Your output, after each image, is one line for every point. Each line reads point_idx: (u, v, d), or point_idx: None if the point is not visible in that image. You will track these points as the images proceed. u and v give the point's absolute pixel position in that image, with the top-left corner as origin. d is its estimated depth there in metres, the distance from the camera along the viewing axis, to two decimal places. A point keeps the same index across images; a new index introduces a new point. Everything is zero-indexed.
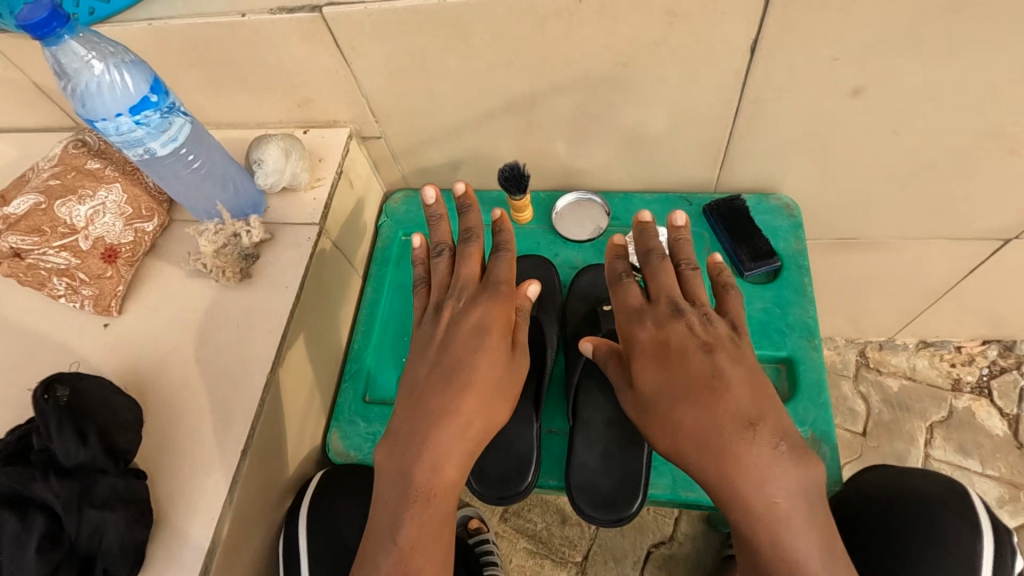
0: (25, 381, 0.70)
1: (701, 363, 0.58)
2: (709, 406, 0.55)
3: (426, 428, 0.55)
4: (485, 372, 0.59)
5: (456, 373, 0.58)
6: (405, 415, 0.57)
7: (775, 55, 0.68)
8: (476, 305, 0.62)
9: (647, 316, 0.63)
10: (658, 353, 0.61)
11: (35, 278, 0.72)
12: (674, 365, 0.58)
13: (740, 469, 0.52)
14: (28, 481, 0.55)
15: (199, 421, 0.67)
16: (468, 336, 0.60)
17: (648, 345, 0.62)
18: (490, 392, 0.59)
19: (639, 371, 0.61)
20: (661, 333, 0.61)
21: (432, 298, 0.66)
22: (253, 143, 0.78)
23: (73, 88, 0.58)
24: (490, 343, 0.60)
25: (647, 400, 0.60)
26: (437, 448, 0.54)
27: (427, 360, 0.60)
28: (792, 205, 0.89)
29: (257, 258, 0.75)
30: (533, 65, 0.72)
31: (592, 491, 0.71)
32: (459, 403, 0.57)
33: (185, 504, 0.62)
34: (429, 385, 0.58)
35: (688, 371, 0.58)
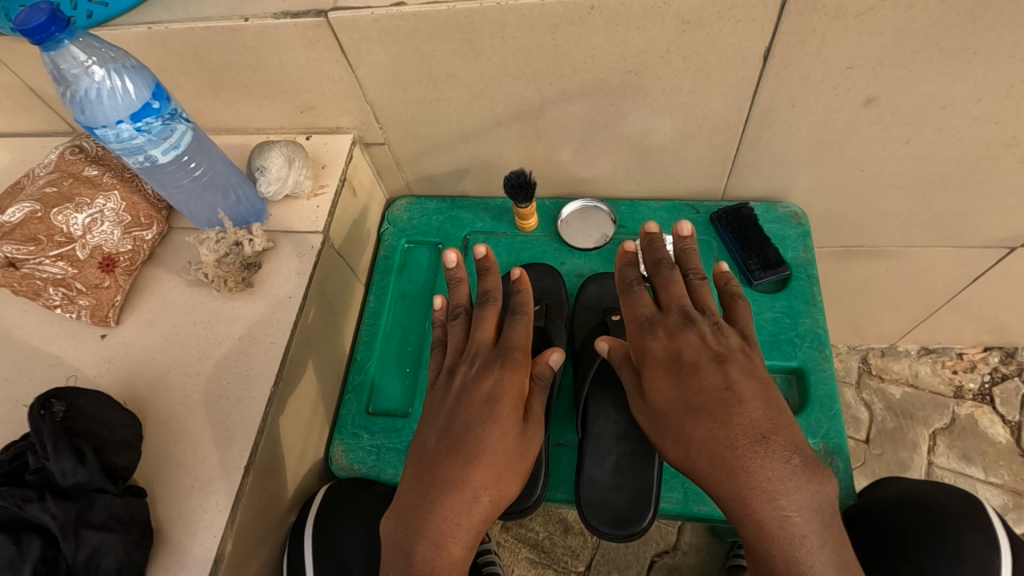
0: (18, 396, 0.68)
1: (713, 376, 0.56)
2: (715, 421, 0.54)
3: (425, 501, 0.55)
4: (496, 443, 0.58)
5: (462, 444, 0.58)
6: (412, 488, 0.56)
7: (787, 63, 0.67)
8: (488, 372, 0.63)
9: (659, 327, 0.63)
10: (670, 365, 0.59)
11: (30, 287, 0.69)
12: (686, 377, 0.57)
13: (754, 485, 0.50)
14: (22, 503, 0.53)
15: (200, 437, 0.65)
16: (480, 404, 0.60)
17: (660, 356, 0.60)
18: (501, 466, 0.58)
19: (651, 383, 0.59)
20: (673, 344, 0.60)
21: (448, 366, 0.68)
22: (254, 149, 0.76)
23: (73, 95, 0.56)
24: (500, 412, 0.60)
25: (658, 412, 0.58)
26: (441, 523, 0.53)
27: (436, 429, 0.60)
28: (800, 213, 0.88)
29: (261, 267, 0.73)
30: (543, 72, 0.71)
31: (603, 508, 0.69)
32: (466, 473, 0.56)
33: (183, 525, 0.60)
34: (435, 456, 0.58)
35: (700, 384, 0.56)
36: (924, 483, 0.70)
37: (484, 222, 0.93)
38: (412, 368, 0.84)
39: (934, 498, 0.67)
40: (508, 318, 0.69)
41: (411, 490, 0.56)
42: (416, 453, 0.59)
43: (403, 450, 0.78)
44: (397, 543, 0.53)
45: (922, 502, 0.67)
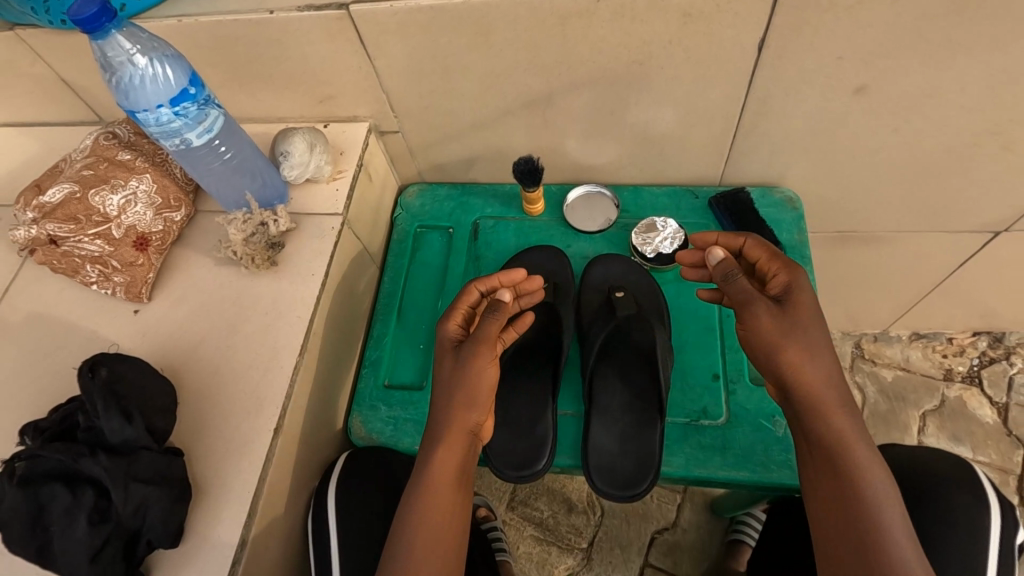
0: (59, 367, 0.72)
1: (819, 315, 0.63)
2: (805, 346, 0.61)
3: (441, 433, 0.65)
4: (443, 369, 0.68)
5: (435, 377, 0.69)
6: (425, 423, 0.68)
7: (781, 54, 0.71)
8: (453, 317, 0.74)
9: (781, 264, 0.66)
10: (792, 295, 0.64)
11: (68, 265, 0.74)
12: (806, 307, 0.63)
13: (834, 401, 0.61)
14: (77, 457, 0.57)
15: (231, 403, 0.69)
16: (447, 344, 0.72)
17: (807, 292, 0.64)
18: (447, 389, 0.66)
19: (800, 310, 0.62)
20: (795, 280, 0.64)
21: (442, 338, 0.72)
22: (277, 136, 0.80)
23: (118, 81, 0.60)
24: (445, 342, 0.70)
25: (795, 326, 0.62)
26: (427, 445, 0.66)
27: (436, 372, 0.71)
28: (794, 198, 0.92)
29: (284, 247, 0.78)
30: (552, 63, 0.76)
31: (610, 472, 0.74)
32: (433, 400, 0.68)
33: (219, 483, 0.64)
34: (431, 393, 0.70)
35: (816, 315, 0.62)
36: (934, 460, 0.72)
37: (493, 208, 0.98)
38: (425, 344, 0.88)
39: (935, 479, 0.70)
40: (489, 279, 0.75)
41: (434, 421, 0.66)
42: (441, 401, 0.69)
43: (419, 421, 0.82)
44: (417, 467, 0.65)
45: (919, 484, 0.70)
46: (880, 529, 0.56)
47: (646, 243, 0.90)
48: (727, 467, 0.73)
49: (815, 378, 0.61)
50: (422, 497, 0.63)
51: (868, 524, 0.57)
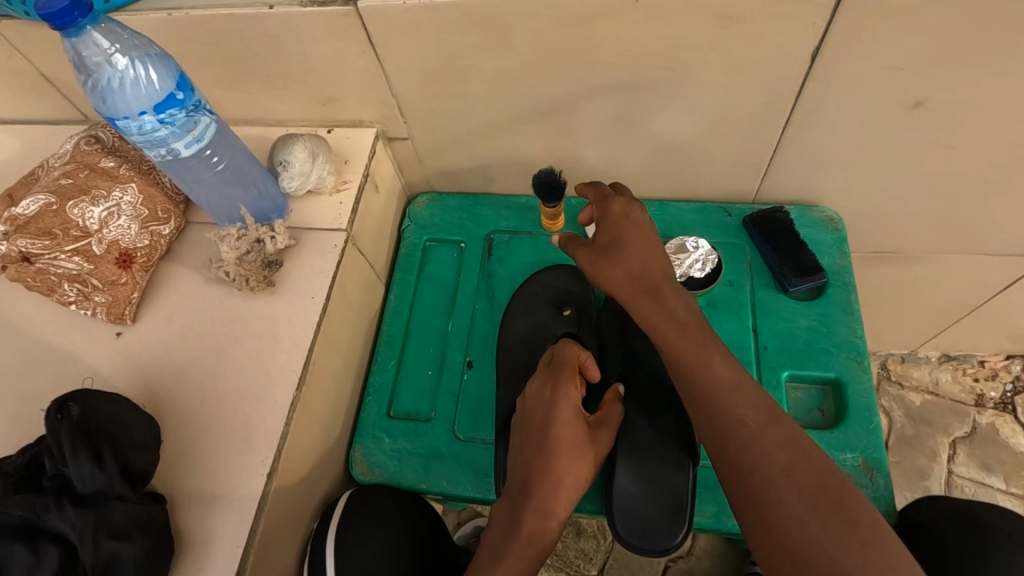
0: (31, 394, 0.66)
1: (637, 233, 0.68)
2: (616, 259, 0.67)
3: (558, 498, 0.63)
4: (565, 439, 0.65)
5: (544, 445, 0.65)
6: (517, 483, 0.65)
7: (836, 62, 0.64)
8: (548, 386, 0.68)
9: (614, 196, 0.70)
10: (614, 221, 0.69)
11: (43, 283, 0.67)
12: (620, 227, 0.68)
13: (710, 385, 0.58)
14: (40, 511, 0.50)
15: (219, 441, 0.62)
16: (543, 409, 0.66)
17: (615, 214, 0.69)
18: (574, 461, 0.64)
19: (612, 233, 0.68)
20: (625, 208, 0.69)
21: (544, 402, 0.67)
22: (276, 143, 0.73)
23: (94, 83, 0.53)
24: (563, 413, 0.66)
25: (608, 246, 0.68)
26: (534, 519, 0.62)
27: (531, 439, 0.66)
28: (835, 217, 0.85)
29: (282, 265, 0.71)
30: (577, 67, 0.69)
31: (632, 518, 0.67)
32: (550, 471, 0.63)
33: (204, 532, 0.58)
34: (524, 458, 0.65)
35: (627, 235, 0.68)
36: (987, 518, 0.65)
37: (507, 221, 0.90)
38: (434, 370, 0.82)
39: (985, 533, 0.63)
40: (561, 344, 0.72)
41: (546, 485, 0.63)
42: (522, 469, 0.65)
43: (426, 456, 0.76)
44: (527, 526, 0.62)
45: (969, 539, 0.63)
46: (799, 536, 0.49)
47: (677, 264, 0.81)
48: None
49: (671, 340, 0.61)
50: (529, 559, 0.61)
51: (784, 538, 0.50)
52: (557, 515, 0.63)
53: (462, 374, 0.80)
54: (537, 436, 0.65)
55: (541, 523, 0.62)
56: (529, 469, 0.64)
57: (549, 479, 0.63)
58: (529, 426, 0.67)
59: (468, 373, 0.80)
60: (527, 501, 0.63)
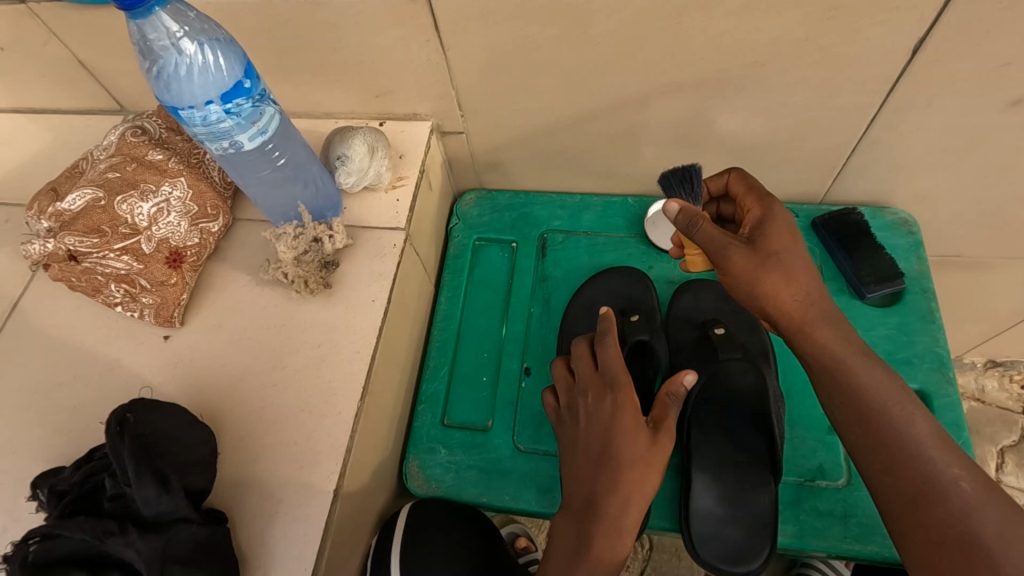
0: (77, 403, 0.62)
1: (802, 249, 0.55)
2: (788, 277, 0.53)
3: (625, 517, 0.54)
4: (631, 456, 0.55)
5: (606, 463, 0.56)
6: (577, 500, 0.57)
7: (939, 57, 0.60)
8: (601, 397, 0.58)
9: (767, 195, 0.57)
10: (784, 228, 0.55)
11: (89, 283, 0.63)
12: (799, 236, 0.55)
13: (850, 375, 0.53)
14: (103, 537, 0.46)
15: (281, 456, 0.58)
16: (598, 423, 0.58)
17: (782, 220, 0.56)
18: (644, 479, 0.55)
19: (780, 239, 0.54)
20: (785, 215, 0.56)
21: (599, 412, 0.58)
22: (332, 137, 0.69)
23: (158, 70, 0.49)
24: (623, 426, 0.56)
25: (779, 256, 0.54)
26: (602, 547, 0.54)
27: (586, 454, 0.57)
28: (910, 220, 0.81)
29: (338, 267, 0.67)
30: (656, 60, 0.65)
31: (716, 541, 0.63)
32: (615, 494, 0.55)
33: (269, 555, 0.54)
34: (582, 477, 0.57)
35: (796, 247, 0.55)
36: None
37: (563, 221, 0.86)
38: (489, 377, 0.78)
39: None
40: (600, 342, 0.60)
41: (612, 503, 0.54)
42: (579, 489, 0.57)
43: (486, 469, 0.72)
44: (598, 549, 0.54)
45: None
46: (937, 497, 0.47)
47: None
48: (852, 539, 0.64)
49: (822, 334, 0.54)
50: None
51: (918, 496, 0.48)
52: (628, 532, 0.55)
53: (520, 382, 0.76)
54: (592, 448, 0.57)
55: (612, 544, 0.54)
56: (591, 487, 0.56)
57: (615, 498, 0.55)
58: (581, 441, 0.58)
59: (527, 381, 0.76)
60: (593, 524, 0.54)
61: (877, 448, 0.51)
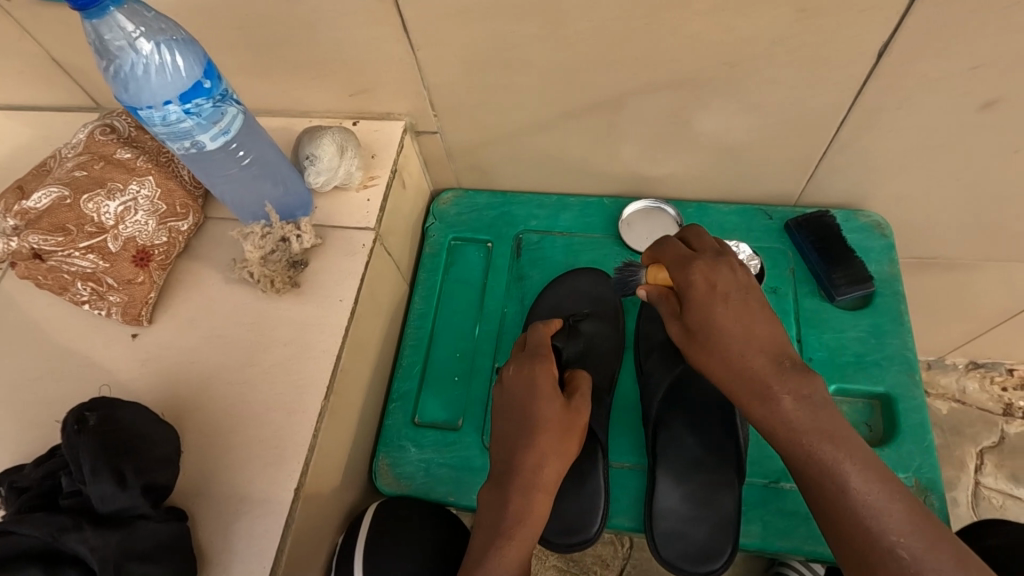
0: (44, 400, 0.62)
1: (725, 310, 0.55)
2: (716, 348, 0.55)
3: (538, 480, 0.59)
4: (546, 416, 0.61)
5: (523, 421, 0.62)
6: (501, 458, 0.62)
7: (907, 59, 0.60)
8: (522, 364, 0.65)
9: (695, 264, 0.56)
10: (706, 297, 0.55)
11: (56, 282, 0.63)
12: (718, 303, 0.55)
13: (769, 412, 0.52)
14: (57, 533, 0.47)
15: (244, 453, 0.59)
16: (519, 386, 0.63)
17: (700, 290, 0.55)
18: (557, 439, 0.61)
19: (695, 312, 0.55)
20: (712, 278, 0.56)
21: (519, 382, 0.64)
22: (303, 136, 0.69)
23: (117, 70, 0.49)
24: (540, 389, 0.62)
25: (703, 329, 0.55)
26: (517, 497, 0.58)
27: (507, 414, 0.63)
28: (883, 223, 0.81)
29: (307, 266, 0.67)
30: (626, 60, 0.65)
31: (681, 540, 0.64)
32: (528, 450, 0.60)
33: (231, 551, 0.54)
34: (504, 436, 0.63)
35: (714, 315, 0.55)
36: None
37: (538, 221, 0.86)
38: (461, 376, 0.78)
39: None
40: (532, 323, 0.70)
41: (527, 460, 0.60)
42: (503, 447, 0.62)
43: (455, 467, 0.72)
44: (512, 505, 0.58)
45: None
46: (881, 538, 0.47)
47: None
48: (815, 540, 0.64)
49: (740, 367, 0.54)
50: (513, 539, 0.57)
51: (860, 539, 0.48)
52: (543, 489, 0.59)
53: (491, 381, 0.77)
54: (512, 411, 0.63)
55: (526, 505, 0.58)
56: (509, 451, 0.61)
57: (527, 461, 0.60)
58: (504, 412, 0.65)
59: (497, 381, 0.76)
60: (507, 488, 0.59)
61: (810, 478, 0.51)
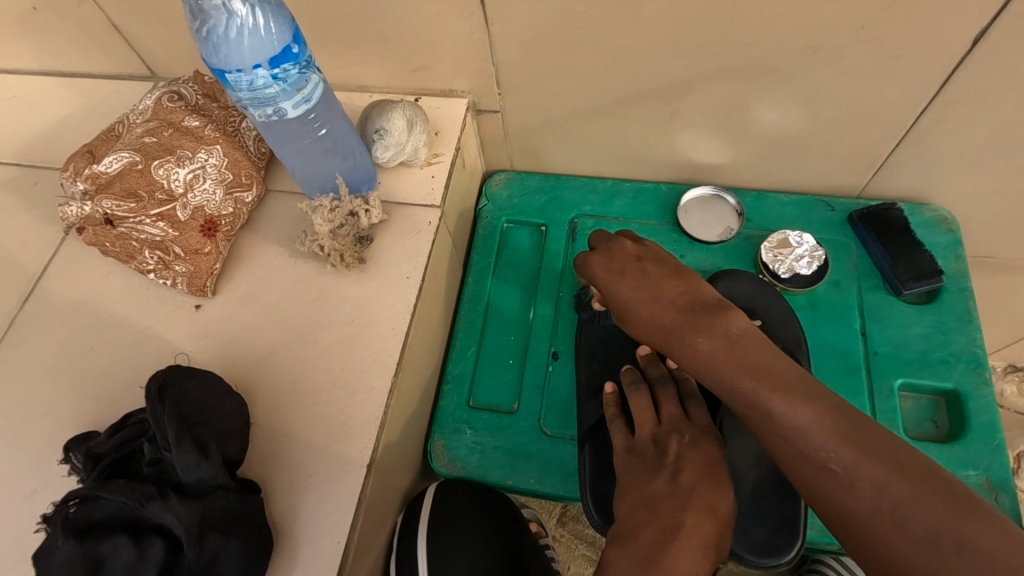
0: (106, 369, 0.62)
1: (624, 287, 0.57)
2: (636, 318, 0.56)
3: (695, 559, 0.48)
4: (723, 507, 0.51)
5: (692, 498, 0.51)
6: (653, 533, 0.50)
7: (999, 50, 0.58)
8: (700, 445, 0.55)
9: (597, 254, 0.61)
10: (616, 272, 0.58)
11: (124, 249, 0.63)
12: (630, 278, 0.57)
13: (759, 409, 0.47)
14: (143, 500, 0.46)
15: (312, 431, 0.58)
16: (704, 469, 0.53)
17: (603, 272, 0.59)
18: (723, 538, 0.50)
19: (620, 293, 0.57)
20: (610, 261, 0.59)
21: (700, 459, 0.54)
22: (371, 110, 0.67)
23: (208, 31, 0.48)
24: (720, 480, 0.53)
25: (630, 306, 0.56)
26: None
27: (669, 486, 0.52)
28: (950, 218, 0.79)
29: (372, 242, 0.66)
30: (704, 43, 0.63)
31: (744, 532, 0.62)
32: (701, 536, 0.49)
33: (300, 527, 0.54)
34: (663, 509, 0.51)
35: (631, 293, 0.56)
36: None
37: (593, 206, 0.85)
38: (516, 360, 0.77)
39: None
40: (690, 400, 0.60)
41: (694, 549, 0.48)
42: (655, 516, 0.51)
43: (512, 452, 0.72)
44: None
45: None
46: (871, 520, 0.41)
47: (778, 260, 0.76)
48: None
49: (735, 382, 0.48)
50: None
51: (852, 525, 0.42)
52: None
53: (547, 366, 0.76)
54: (682, 487, 0.52)
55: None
56: (659, 513, 0.51)
57: (683, 535, 0.49)
58: (657, 465, 0.55)
59: (554, 366, 0.76)
60: (655, 567, 0.48)
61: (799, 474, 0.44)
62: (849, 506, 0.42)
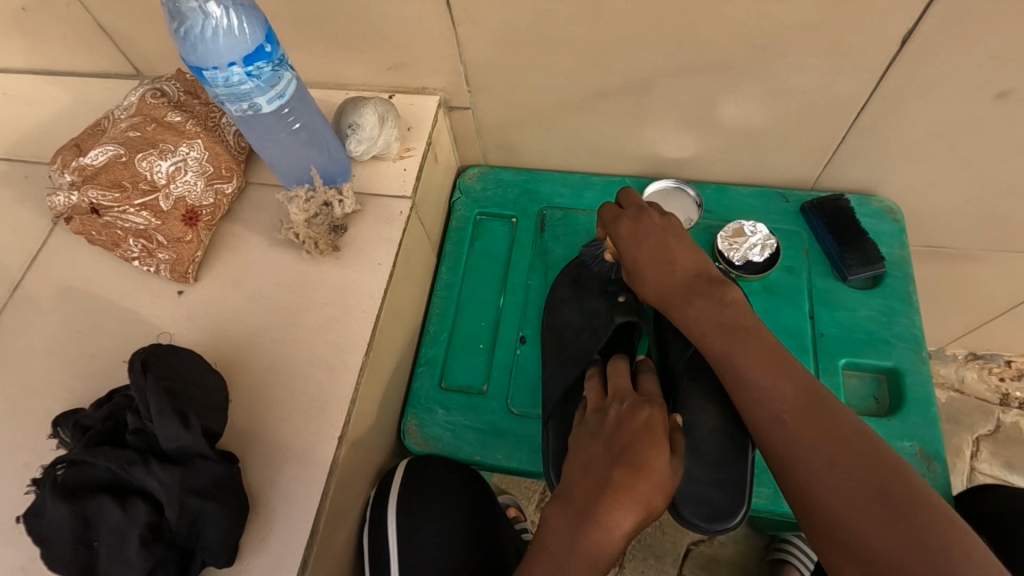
0: (95, 350, 0.65)
1: (648, 221, 0.66)
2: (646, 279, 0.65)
3: (620, 511, 0.52)
4: (658, 460, 0.55)
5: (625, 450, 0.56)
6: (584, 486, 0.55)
7: (926, 48, 0.63)
8: (638, 407, 0.60)
9: (620, 219, 0.68)
10: (639, 235, 0.66)
11: (109, 237, 0.67)
12: (661, 235, 0.65)
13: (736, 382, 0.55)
14: (127, 466, 0.50)
15: (290, 406, 0.62)
16: (635, 427, 0.58)
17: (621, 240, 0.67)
18: (658, 486, 0.54)
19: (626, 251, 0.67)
20: (634, 227, 0.66)
21: (635, 421, 0.58)
22: (345, 106, 0.71)
23: (185, 31, 0.52)
24: (651, 434, 0.57)
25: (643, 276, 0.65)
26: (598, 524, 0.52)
27: (602, 445, 0.58)
28: (895, 208, 0.84)
29: (347, 231, 0.70)
30: (658, 41, 0.68)
31: (698, 500, 0.66)
32: (631, 485, 0.53)
33: (277, 494, 0.58)
34: (594, 465, 0.56)
35: (645, 248, 0.65)
36: None
37: (562, 198, 0.89)
38: (487, 344, 0.81)
39: None
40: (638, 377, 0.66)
41: (624, 500, 0.52)
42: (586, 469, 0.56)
43: (483, 430, 0.76)
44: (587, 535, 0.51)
45: None
46: (822, 493, 0.47)
47: (734, 248, 0.80)
48: None
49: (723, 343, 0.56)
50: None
51: (808, 491, 0.48)
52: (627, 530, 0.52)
53: (516, 349, 0.80)
54: (615, 445, 0.57)
55: (601, 528, 0.52)
56: (591, 468, 0.56)
57: (615, 487, 0.53)
58: (599, 427, 0.61)
59: (522, 349, 0.80)
60: (585, 517, 0.52)
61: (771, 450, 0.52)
62: (814, 485, 0.48)
